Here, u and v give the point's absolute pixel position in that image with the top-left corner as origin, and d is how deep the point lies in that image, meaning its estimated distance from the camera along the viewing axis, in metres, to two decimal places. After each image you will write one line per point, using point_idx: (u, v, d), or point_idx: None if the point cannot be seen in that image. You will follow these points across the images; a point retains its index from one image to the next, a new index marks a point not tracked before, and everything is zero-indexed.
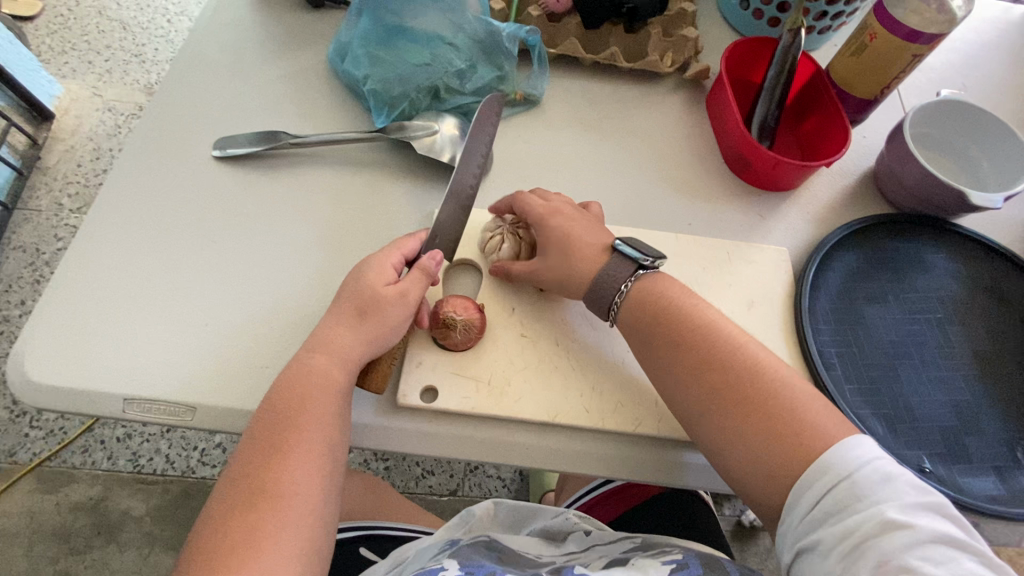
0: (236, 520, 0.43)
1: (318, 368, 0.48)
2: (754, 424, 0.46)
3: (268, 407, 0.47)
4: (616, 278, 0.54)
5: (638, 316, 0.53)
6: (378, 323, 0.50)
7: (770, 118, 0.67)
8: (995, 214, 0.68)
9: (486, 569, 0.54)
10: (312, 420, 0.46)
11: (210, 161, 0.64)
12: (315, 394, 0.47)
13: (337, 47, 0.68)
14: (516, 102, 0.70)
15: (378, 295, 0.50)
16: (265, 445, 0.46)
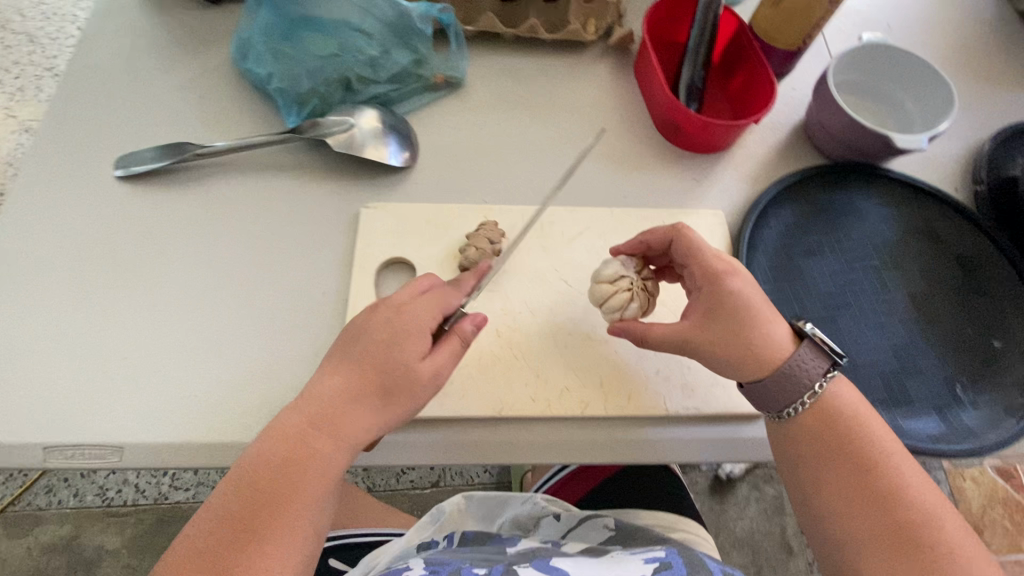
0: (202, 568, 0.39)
1: (331, 415, 0.44)
2: (852, 468, 0.44)
3: (260, 451, 0.43)
4: (811, 373, 0.47)
5: (766, 403, 0.48)
6: (410, 388, 0.45)
7: (697, 78, 0.66)
8: (924, 154, 0.69)
9: (452, 565, 0.50)
10: (303, 491, 0.42)
11: (112, 180, 0.59)
12: (322, 442, 0.43)
13: (238, 43, 0.64)
14: (437, 87, 0.67)
15: (413, 376, 0.45)
16: (252, 489, 0.41)
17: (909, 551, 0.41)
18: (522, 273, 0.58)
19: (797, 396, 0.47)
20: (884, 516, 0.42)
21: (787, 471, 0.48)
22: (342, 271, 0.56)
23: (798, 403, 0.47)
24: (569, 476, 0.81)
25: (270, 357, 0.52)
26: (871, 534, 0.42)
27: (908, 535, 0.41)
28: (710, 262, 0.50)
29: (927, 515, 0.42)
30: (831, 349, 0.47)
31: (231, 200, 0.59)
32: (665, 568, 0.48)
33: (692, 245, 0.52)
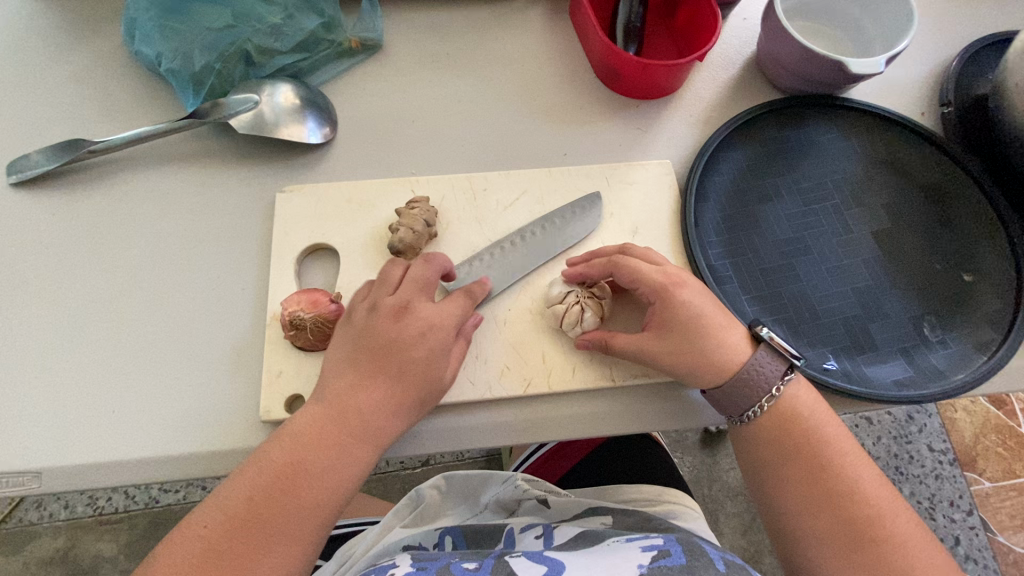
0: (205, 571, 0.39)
1: (348, 424, 0.43)
2: (812, 469, 0.45)
3: (265, 459, 0.42)
4: (768, 378, 0.46)
5: (731, 407, 0.47)
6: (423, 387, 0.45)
7: (634, 17, 0.60)
8: (887, 79, 0.64)
9: (441, 561, 0.51)
10: (312, 484, 0.42)
11: (7, 186, 0.54)
12: (335, 454, 0.42)
13: (125, 24, 0.58)
14: (353, 52, 0.61)
15: (423, 374, 0.45)
16: (259, 497, 0.41)
17: (863, 547, 0.42)
18: (456, 247, 0.53)
19: (760, 396, 0.46)
20: (839, 516, 0.43)
21: (748, 463, 0.48)
22: (262, 264, 0.52)
23: (758, 406, 0.47)
24: (549, 454, 0.77)
25: (190, 362, 0.48)
26: (825, 531, 0.43)
27: (863, 534, 0.42)
28: (660, 274, 0.48)
29: (881, 513, 0.43)
30: (789, 351, 0.47)
31: (137, 198, 0.55)
32: (663, 557, 0.45)
33: (634, 272, 0.49)
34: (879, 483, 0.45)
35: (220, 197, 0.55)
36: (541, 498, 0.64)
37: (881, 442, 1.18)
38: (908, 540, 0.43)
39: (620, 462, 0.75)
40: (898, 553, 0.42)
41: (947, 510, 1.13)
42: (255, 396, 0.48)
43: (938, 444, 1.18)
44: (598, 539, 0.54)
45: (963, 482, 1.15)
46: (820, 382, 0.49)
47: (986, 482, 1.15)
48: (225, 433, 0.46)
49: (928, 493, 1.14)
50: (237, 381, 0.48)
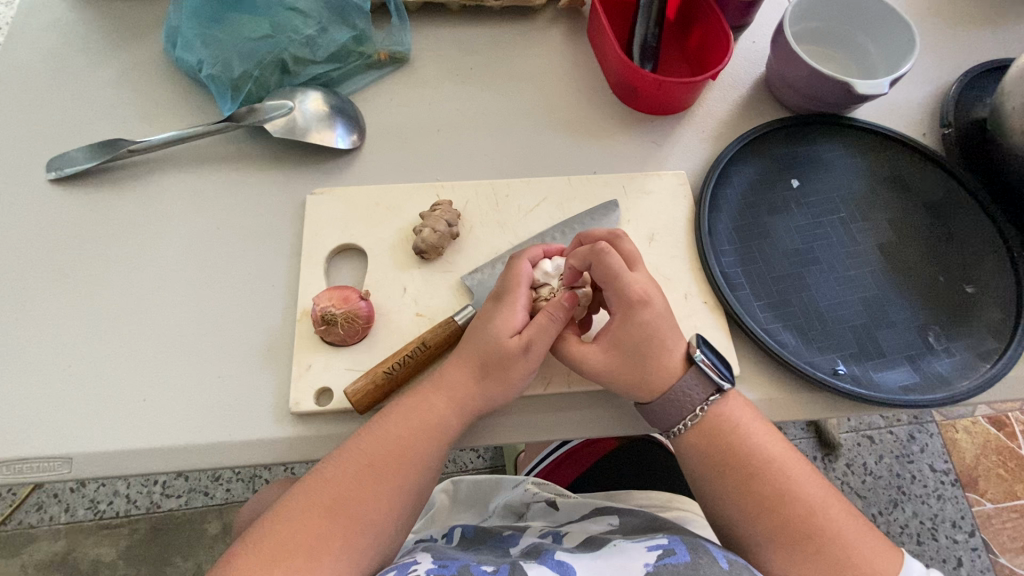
0: (297, 538, 0.41)
1: (440, 412, 0.46)
2: (747, 478, 0.46)
3: (358, 444, 0.45)
4: (691, 399, 0.47)
5: (657, 421, 0.48)
6: (506, 378, 0.46)
7: (650, 37, 0.63)
8: (889, 101, 0.67)
9: (460, 562, 0.49)
10: (389, 475, 0.44)
11: (48, 183, 0.57)
12: (420, 442, 0.45)
13: (169, 33, 0.61)
14: (382, 63, 0.65)
15: (504, 349, 0.46)
16: (350, 477, 0.44)
17: (805, 547, 0.44)
18: (480, 249, 0.55)
19: (685, 415, 0.48)
20: (781, 520, 0.45)
21: (689, 474, 0.49)
22: (292, 262, 0.54)
23: (684, 423, 0.48)
24: (560, 458, 0.78)
25: (221, 354, 0.50)
26: (769, 535, 0.45)
27: (803, 533, 0.44)
28: (625, 289, 0.48)
29: (818, 510, 0.45)
30: (717, 375, 0.48)
31: (173, 197, 0.57)
32: (668, 554, 0.45)
33: (611, 274, 0.48)
34: (812, 481, 0.47)
35: (252, 198, 0.57)
36: (549, 500, 0.65)
37: (883, 461, 1.18)
38: (848, 532, 0.45)
39: (625, 469, 0.76)
40: (839, 548, 0.44)
41: (950, 531, 1.13)
42: (283, 388, 0.49)
43: (939, 464, 1.19)
44: (604, 541, 0.53)
45: (965, 503, 1.15)
46: (830, 385, 0.50)
47: (987, 503, 1.15)
48: (254, 424, 0.48)
49: (930, 513, 1.14)
50: (266, 374, 0.49)
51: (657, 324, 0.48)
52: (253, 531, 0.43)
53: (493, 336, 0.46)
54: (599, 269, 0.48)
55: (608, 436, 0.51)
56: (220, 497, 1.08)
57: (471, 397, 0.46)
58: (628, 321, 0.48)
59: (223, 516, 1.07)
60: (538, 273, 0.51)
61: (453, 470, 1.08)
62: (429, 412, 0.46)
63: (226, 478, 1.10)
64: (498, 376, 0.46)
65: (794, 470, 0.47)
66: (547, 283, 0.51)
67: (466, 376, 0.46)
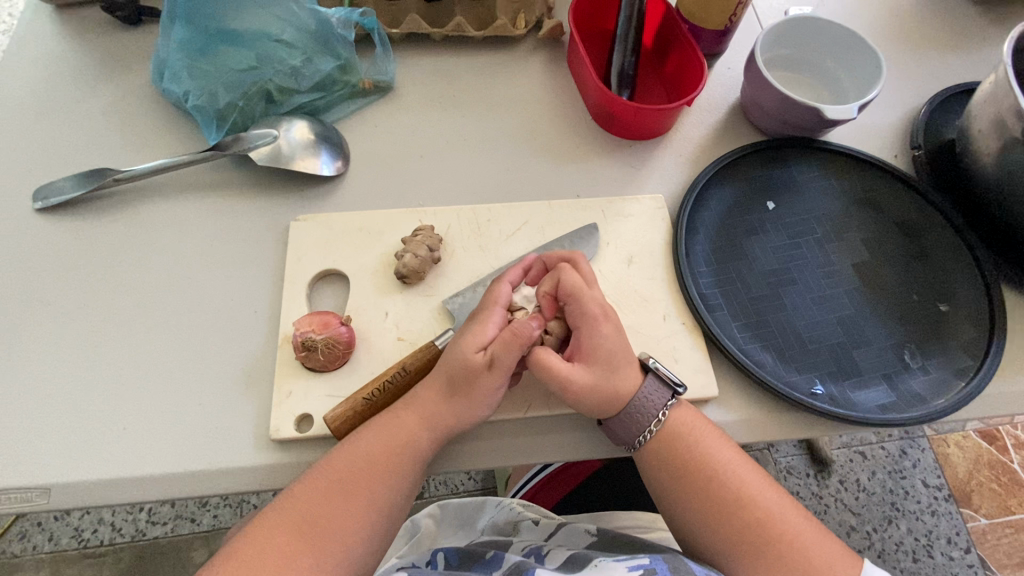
0: (266, 559, 0.42)
1: (412, 433, 0.46)
2: (704, 484, 0.47)
3: (328, 465, 0.45)
4: (654, 405, 0.48)
5: (625, 434, 0.49)
6: (471, 397, 0.46)
7: (627, 65, 0.65)
8: (861, 124, 0.69)
9: None
10: (365, 493, 0.44)
11: (34, 213, 0.57)
12: (396, 460, 0.45)
13: (157, 64, 0.62)
14: (367, 92, 0.66)
15: (470, 367, 0.46)
16: (321, 499, 0.44)
17: (765, 551, 0.45)
18: (461, 273, 0.56)
19: (647, 422, 0.48)
20: (740, 525, 0.46)
21: (651, 485, 0.50)
22: (275, 287, 0.55)
23: (647, 432, 0.48)
24: (544, 480, 0.77)
25: (202, 381, 0.50)
26: (734, 547, 0.46)
27: (762, 537, 0.45)
28: (586, 300, 0.49)
29: (776, 512, 0.46)
30: (672, 379, 0.49)
31: (157, 225, 0.57)
32: None
33: (576, 286, 0.49)
34: (768, 485, 0.48)
35: (237, 225, 0.58)
36: (535, 520, 0.65)
37: (876, 477, 1.18)
38: (807, 534, 0.46)
39: (614, 492, 0.76)
40: (799, 550, 0.45)
41: (945, 547, 1.12)
42: (263, 415, 0.49)
43: (932, 479, 1.18)
44: (587, 560, 0.52)
45: (959, 518, 1.15)
46: (807, 405, 0.51)
47: (981, 519, 1.15)
48: (235, 451, 0.48)
49: (925, 529, 1.14)
50: (246, 400, 0.50)
51: (615, 337, 0.49)
52: (230, 549, 0.43)
53: (459, 353, 0.46)
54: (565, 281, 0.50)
55: (592, 455, 0.51)
56: (207, 523, 1.07)
57: (437, 415, 0.46)
58: (590, 333, 0.48)
59: (210, 543, 1.05)
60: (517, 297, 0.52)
61: (444, 492, 1.07)
62: (400, 434, 0.46)
63: (213, 503, 1.08)
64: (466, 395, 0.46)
65: (763, 483, 0.48)
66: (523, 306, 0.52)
67: (433, 395, 0.47)
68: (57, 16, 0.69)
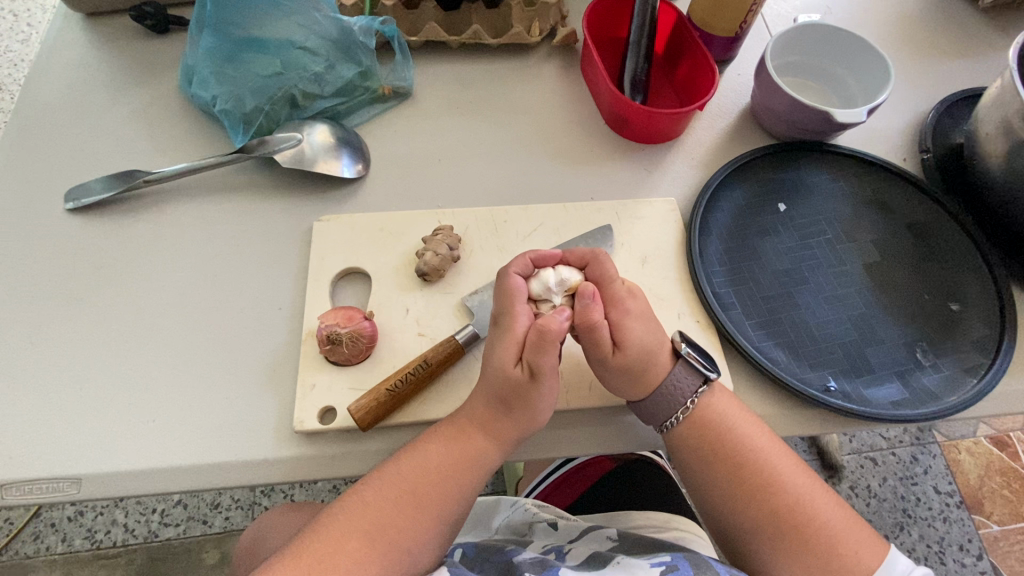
0: (335, 560, 0.43)
1: (481, 447, 0.47)
2: (736, 477, 0.48)
3: (399, 470, 0.46)
4: (683, 392, 0.49)
5: (652, 416, 0.49)
6: (528, 407, 0.47)
7: (640, 71, 0.67)
8: (870, 128, 0.70)
9: None
10: (437, 495, 0.46)
11: (64, 214, 0.59)
12: (464, 464, 0.47)
13: (186, 71, 0.65)
14: (386, 97, 0.68)
15: (512, 382, 0.46)
16: (391, 500, 0.45)
17: (786, 534, 0.46)
18: (480, 272, 0.57)
19: (676, 408, 0.49)
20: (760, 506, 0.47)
21: (679, 467, 0.51)
22: (299, 285, 0.56)
23: (675, 417, 0.49)
24: (560, 479, 0.78)
25: (228, 375, 0.51)
26: (755, 529, 0.47)
27: (782, 519, 0.46)
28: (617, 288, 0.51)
29: (798, 500, 0.47)
30: (703, 365, 0.49)
31: (184, 224, 0.59)
32: (672, 570, 0.47)
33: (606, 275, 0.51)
34: (790, 466, 0.48)
35: (261, 225, 0.59)
36: (550, 521, 0.65)
37: (887, 483, 1.18)
38: (832, 520, 0.46)
39: (630, 491, 0.76)
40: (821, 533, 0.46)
41: (957, 554, 1.11)
42: (288, 408, 0.50)
43: (944, 485, 1.18)
44: (608, 556, 0.53)
45: (971, 525, 1.14)
46: (822, 401, 0.51)
47: (994, 526, 1.14)
48: (261, 443, 0.49)
49: (936, 536, 1.13)
50: (271, 394, 0.51)
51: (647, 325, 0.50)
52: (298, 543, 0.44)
53: (499, 370, 0.46)
54: (593, 270, 0.52)
55: (610, 450, 0.52)
56: (218, 525, 1.07)
57: (500, 425, 0.47)
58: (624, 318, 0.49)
59: (222, 544, 1.06)
60: (536, 287, 0.50)
61: None
62: (470, 446, 0.47)
63: (225, 505, 1.09)
64: (530, 414, 0.47)
65: (789, 469, 0.48)
66: (545, 296, 0.50)
67: (490, 413, 0.47)
68: (87, 25, 0.71)
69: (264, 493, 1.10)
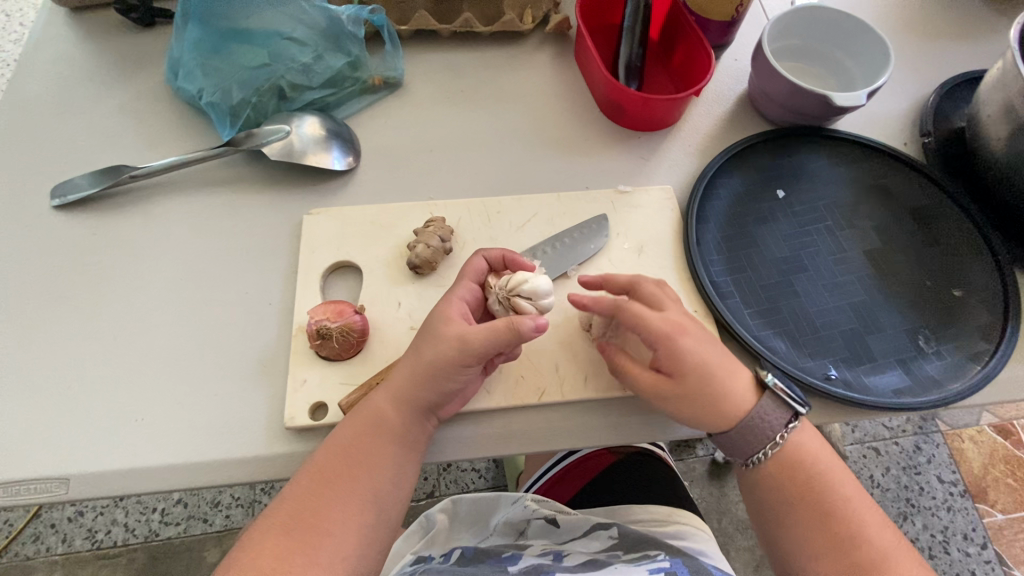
0: (268, 556, 0.42)
1: (382, 408, 0.46)
2: (777, 477, 0.48)
3: (329, 451, 0.46)
4: (772, 426, 0.48)
5: (740, 451, 0.49)
6: (435, 363, 0.46)
7: (634, 57, 0.65)
8: (871, 113, 0.68)
9: None
10: (364, 474, 0.45)
11: (50, 212, 0.58)
12: (381, 438, 0.46)
13: (172, 64, 0.64)
14: (376, 88, 0.67)
15: (434, 337, 0.47)
16: (323, 486, 0.44)
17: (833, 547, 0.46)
18: None
19: (769, 439, 0.48)
20: (817, 523, 0.47)
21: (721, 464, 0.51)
22: (288, 280, 0.55)
23: (764, 451, 0.48)
24: (560, 473, 0.77)
25: (218, 372, 0.51)
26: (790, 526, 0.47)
27: (835, 539, 0.46)
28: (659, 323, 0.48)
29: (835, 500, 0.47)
30: (793, 400, 0.49)
31: (171, 221, 0.58)
32: None
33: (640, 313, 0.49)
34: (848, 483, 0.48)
35: (249, 220, 0.58)
36: (550, 517, 0.64)
37: (890, 473, 1.17)
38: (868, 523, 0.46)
39: (633, 484, 0.75)
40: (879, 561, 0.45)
41: (961, 543, 1.11)
42: (278, 405, 0.50)
43: (947, 474, 1.17)
44: (606, 561, 0.53)
45: (976, 514, 1.13)
46: (822, 390, 0.50)
47: (998, 515, 1.13)
48: (251, 440, 0.48)
49: (940, 525, 1.12)
50: (261, 390, 0.50)
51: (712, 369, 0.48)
52: (248, 538, 0.44)
53: (431, 329, 0.48)
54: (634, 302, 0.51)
55: (607, 443, 0.51)
56: (219, 523, 1.07)
57: (406, 390, 0.46)
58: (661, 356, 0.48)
59: (223, 543, 1.06)
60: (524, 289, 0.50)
61: (454, 490, 1.07)
62: (373, 412, 0.46)
63: (225, 503, 1.09)
64: (453, 375, 0.46)
65: (830, 472, 0.48)
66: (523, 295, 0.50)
67: (406, 371, 0.47)
68: (71, 19, 0.70)
69: (264, 491, 1.10)
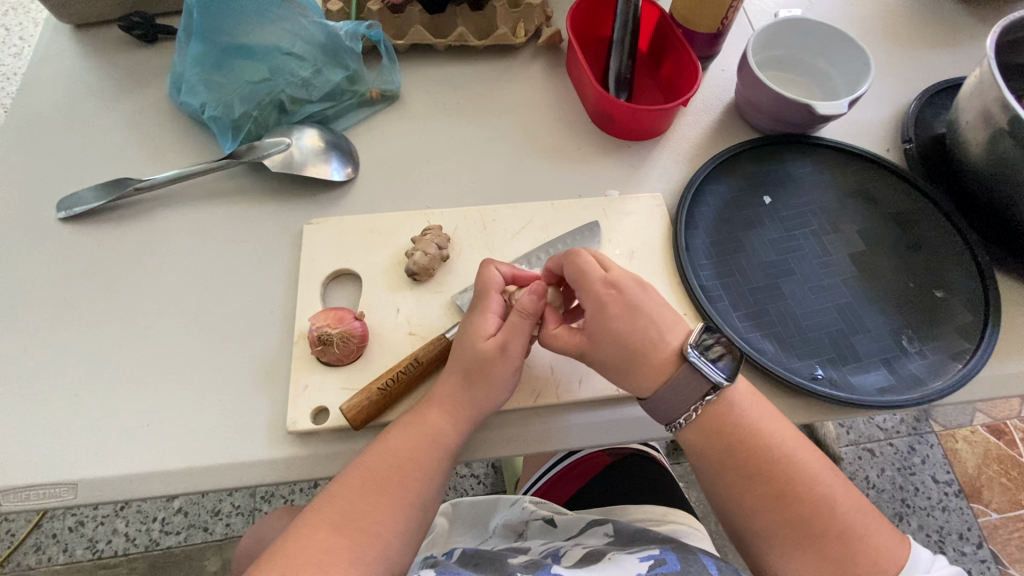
0: (309, 554, 0.43)
1: (437, 423, 0.48)
2: (769, 480, 0.47)
3: (364, 459, 0.47)
4: (688, 398, 0.49)
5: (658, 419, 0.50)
6: (488, 380, 0.48)
7: (624, 69, 0.68)
8: (854, 120, 0.71)
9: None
10: (405, 480, 0.46)
11: (55, 224, 0.60)
12: (431, 450, 0.47)
13: (174, 79, 0.65)
14: (373, 101, 0.69)
15: (480, 356, 0.48)
16: (360, 491, 0.45)
17: (821, 546, 0.46)
18: (468, 270, 0.58)
19: (690, 404, 0.49)
20: (806, 524, 0.46)
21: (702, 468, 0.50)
22: (289, 288, 0.57)
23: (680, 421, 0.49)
24: (558, 475, 0.78)
25: (221, 378, 0.52)
26: (779, 529, 0.47)
27: (824, 539, 0.46)
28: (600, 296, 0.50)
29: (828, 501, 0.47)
30: (712, 375, 0.48)
31: (174, 231, 0.60)
32: (659, 564, 0.49)
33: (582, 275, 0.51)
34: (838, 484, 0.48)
35: (251, 230, 0.60)
36: (547, 518, 0.65)
37: (885, 474, 1.18)
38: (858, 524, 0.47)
39: (628, 485, 0.76)
40: (857, 544, 0.46)
41: (957, 543, 1.12)
42: (281, 409, 0.51)
43: (942, 475, 1.18)
44: (600, 555, 0.54)
45: (970, 514, 1.15)
46: (809, 389, 0.52)
47: (993, 514, 1.14)
48: (254, 444, 0.49)
49: (936, 525, 1.14)
50: (263, 396, 0.51)
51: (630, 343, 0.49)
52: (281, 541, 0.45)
53: (470, 343, 0.49)
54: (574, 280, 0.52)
55: (601, 443, 0.53)
56: (219, 532, 1.08)
57: (459, 404, 0.48)
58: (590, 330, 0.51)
59: (223, 551, 1.06)
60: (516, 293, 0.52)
61: (453, 496, 1.08)
62: (428, 425, 0.48)
63: (225, 512, 1.09)
64: (502, 390, 0.49)
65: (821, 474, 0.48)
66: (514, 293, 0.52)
67: (456, 388, 0.48)
68: (76, 36, 0.72)
69: (264, 498, 1.10)
